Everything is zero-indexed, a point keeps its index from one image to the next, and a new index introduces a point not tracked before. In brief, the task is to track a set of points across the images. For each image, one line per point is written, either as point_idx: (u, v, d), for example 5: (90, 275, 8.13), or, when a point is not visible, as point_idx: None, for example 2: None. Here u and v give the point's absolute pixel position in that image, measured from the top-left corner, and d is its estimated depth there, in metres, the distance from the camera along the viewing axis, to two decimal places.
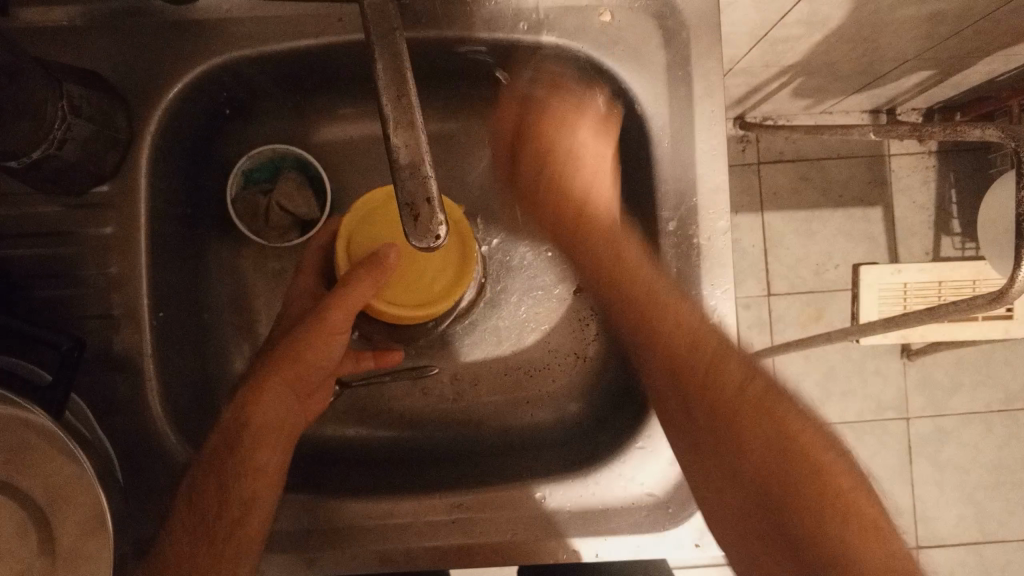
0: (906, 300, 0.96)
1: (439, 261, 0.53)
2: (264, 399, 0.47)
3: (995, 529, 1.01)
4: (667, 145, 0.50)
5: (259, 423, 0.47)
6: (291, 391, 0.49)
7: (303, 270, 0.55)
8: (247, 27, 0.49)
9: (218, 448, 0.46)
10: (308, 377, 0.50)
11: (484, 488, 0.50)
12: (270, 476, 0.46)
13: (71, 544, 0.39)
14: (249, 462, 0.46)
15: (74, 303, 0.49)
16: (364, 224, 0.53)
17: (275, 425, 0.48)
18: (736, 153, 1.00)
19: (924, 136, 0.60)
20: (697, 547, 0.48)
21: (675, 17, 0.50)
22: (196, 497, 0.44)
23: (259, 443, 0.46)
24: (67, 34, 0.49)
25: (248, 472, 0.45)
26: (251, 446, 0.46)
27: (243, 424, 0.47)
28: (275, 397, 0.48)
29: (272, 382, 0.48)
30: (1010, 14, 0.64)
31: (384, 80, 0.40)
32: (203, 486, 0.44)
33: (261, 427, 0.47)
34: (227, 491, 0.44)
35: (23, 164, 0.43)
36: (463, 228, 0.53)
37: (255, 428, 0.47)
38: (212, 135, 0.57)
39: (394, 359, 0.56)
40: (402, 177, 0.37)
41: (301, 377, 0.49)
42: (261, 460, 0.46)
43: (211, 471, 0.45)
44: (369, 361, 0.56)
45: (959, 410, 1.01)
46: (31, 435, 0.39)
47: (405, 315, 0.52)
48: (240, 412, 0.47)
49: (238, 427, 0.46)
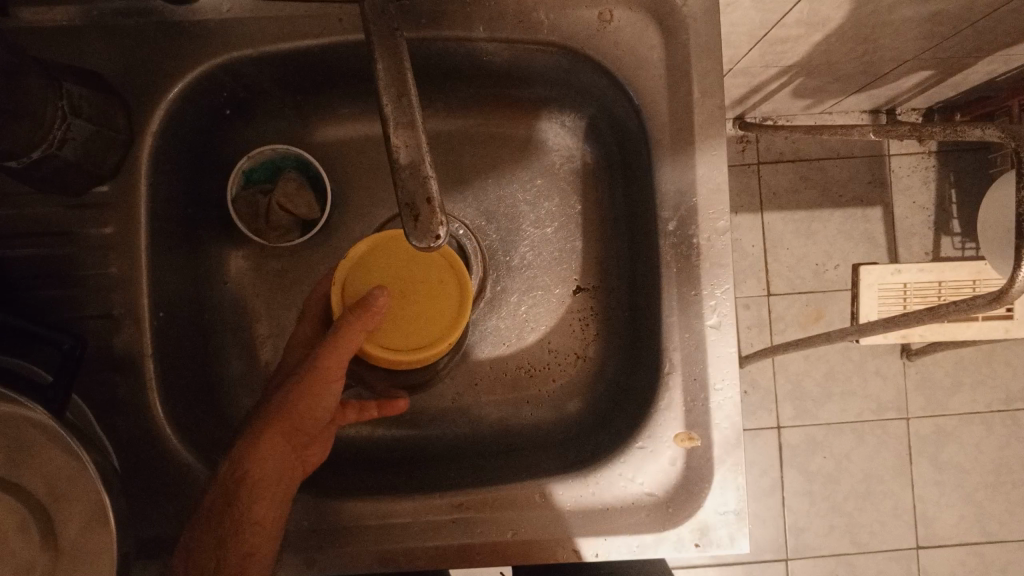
0: (906, 300, 0.96)
1: (436, 302, 0.50)
2: (261, 451, 0.44)
3: (995, 529, 1.01)
4: (667, 145, 0.50)
5: (258, 478, 0.44)
6: (290, 442, 0.46)
7: (303, 319, 0.53)
8: (248, 27, 0.50)
9: (216, 503, 0.43)
10: (308, 429, 0.47)
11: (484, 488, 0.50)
12: (267, 530, 0.44)
13: (74, 541, 0.39)
14: (247, 517, 0.43)
15: (73, 302, 0.49)
16: (355, 270, 0.50)
17: (272, 479, 0.45)
18: (736, 153, 1.00)
19: (924, 136, 0.59)
20: (697, 548, 0.48)
21: (675, 17, 0.50)
22: (194, 555, 0.41)
23: (257, 497, 0.44)
24: (67, 35, 0.49)
25: (247, 526, 0.43)
26: (250, 503, 0.43)
27: (241, 478, 0.44)
28: (271, 449, 0.45)
29: (268, 433, 0.45)
30: (1010, 14, 0.64)
31: (384, 81, 0.40)
32: (200, 540, 0.42)
33: (260, 480, 0.44)
34: (225, 548, 0.42)
35: (23, 164, 0.43)
36: (456, 262, 0.50)
37: (254, 483, 0.44)
38: (212, 135, 0.57)
39: (398, 407, 0.52)
40: (402, 177, 0.37)
41: (297, 427, 0.46)
42: (257, 514, 0.43)
43: (212, 525, 0.42)
44: (372, 412, 0.51)
45: (959, 410, 1.01)
46: (34, 433, 0.39)
47: (401, 358, 0.49)
48: (238, 466, 0.44)
49: (236, 483, 0.43)
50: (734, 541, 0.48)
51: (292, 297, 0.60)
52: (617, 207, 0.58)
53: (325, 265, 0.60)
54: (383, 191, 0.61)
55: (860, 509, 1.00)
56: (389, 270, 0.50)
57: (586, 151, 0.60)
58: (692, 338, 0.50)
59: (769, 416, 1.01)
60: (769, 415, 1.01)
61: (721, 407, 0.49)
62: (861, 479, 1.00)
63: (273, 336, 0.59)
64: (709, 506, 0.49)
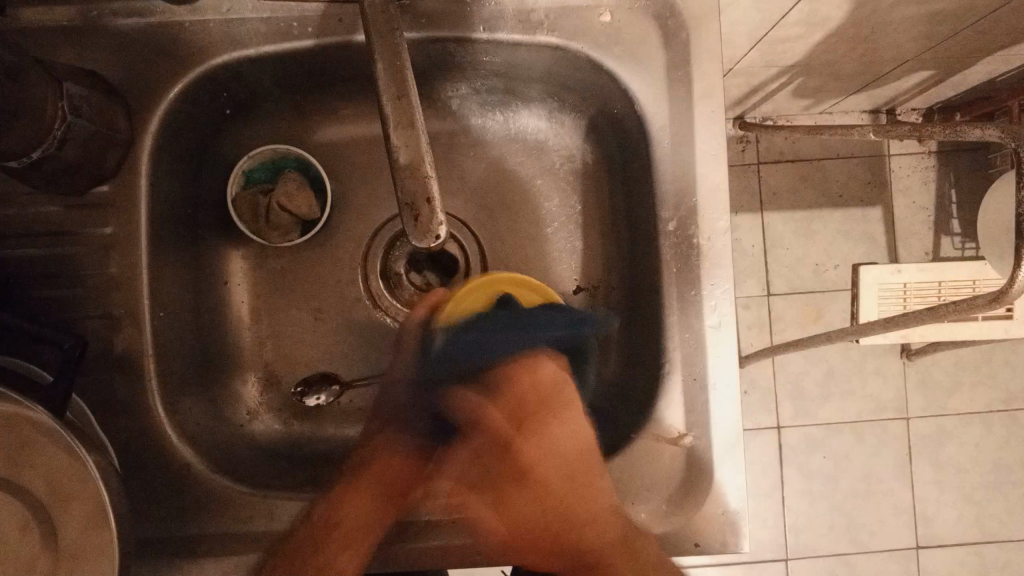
0: (906, 300, 0.96)
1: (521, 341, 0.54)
2: (352, 501, 0.48)
3: (995, 529, 1.01)
4: (667, 145, 0.50)
5: (348, 522, 0.48)
6: (380, 484, 0.50)
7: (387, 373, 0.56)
8: (248, 26, 0.49)
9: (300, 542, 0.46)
10: (396, 480, 0.51)
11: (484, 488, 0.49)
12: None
13: (73, 541, 0.39)
14: (331, 562, 0.46)
15: (74, 302, 0.49)
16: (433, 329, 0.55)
17: (360, 525, 0.48)
18: (736, 153, 1.00)
19: (924, 136, 0.59)
20: (697, 547, 0.48)
21: (675, 18, 0.50)
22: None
23: (346, 538, 0.47)
24: (67, 34, 0.49)
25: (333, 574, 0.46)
26: (335, 545, 0.46)
27: (330, 523, 0.47)
28: (360, 500, 0.48)
29: (359, 486, 0.49)
30: (1010, 14, 0.64)
31: (384, 79, 0.41)
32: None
33: (348, 525, 0.47)
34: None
35: (23, 164, 0.43)
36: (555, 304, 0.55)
37: (340, 526, 0.47)
38: (212, 135, 0.57)
39: None
40: (402, 180, 0.39)
41: (387, 479, 0.50)
42: (342, 561, 0.46)
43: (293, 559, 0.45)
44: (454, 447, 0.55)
45: (959, 410, 1.01)
46: (34, 433, 0.39)
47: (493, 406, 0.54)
48: (329, 512, 0.48)
49: (325, 527, 0.47)
50: (734, 541, 0.48)
51: (291, 297, 0.60)
52: (616, 209, 0.58)
53: (325, 266, 0.60)
54: (384, 191, 0.61)
55: (860, 509, 1.00)
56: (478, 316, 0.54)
57: (586, 151, 0.59)
58: (693, 337, 0.50)
59: (769, 416, 1.01)
60: (769, 415, 1.01)
61: (721, 406, 0.49)
62: (861, 479, 1.00)
63: (274, 335, 0.59)
64: (710, 506, 0.49)
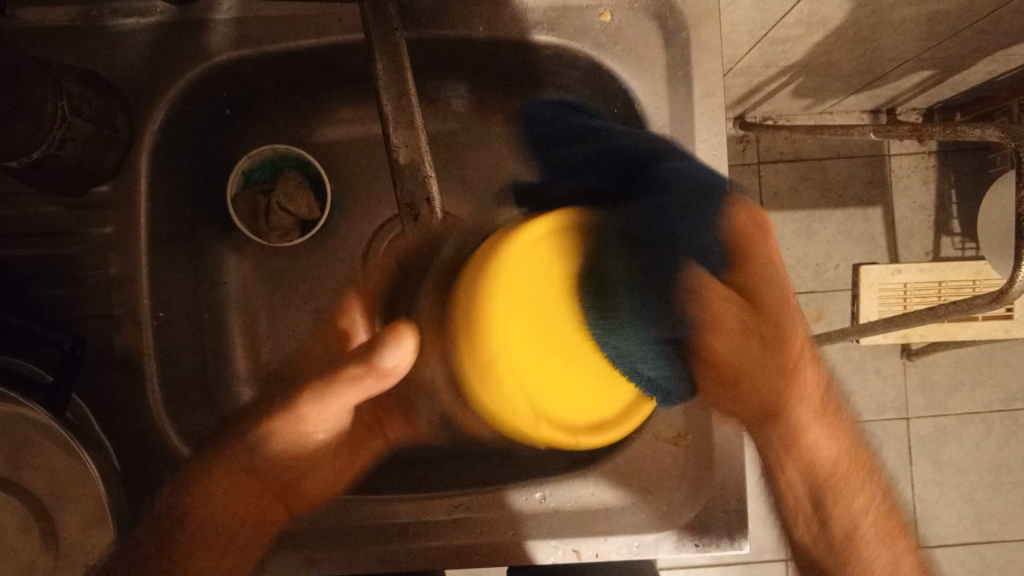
0: (906, 300, 0.96)
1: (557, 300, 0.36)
2: (220, 499, 0.44)
3: (994, 528, 1.01)
4: (667, 144, 0.50)
5: (199, 520, 0.43)
6: (219, 481, 0.44)
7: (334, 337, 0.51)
8: (247, 26, 0.49)
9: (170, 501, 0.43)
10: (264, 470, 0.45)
11: (516, 502, 0.49)
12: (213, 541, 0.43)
13: (75, 540, 0.39)
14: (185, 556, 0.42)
15: (74, 303, 0.49)
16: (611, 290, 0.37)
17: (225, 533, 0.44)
18: (735, 152, 1.00)
19: (924, 136, 0.59)
20: (696, 548, 0.49)
21: (676, 17, 0.50)
22: None
23: (216, 548, 0.43)
24: (67, 36, 0.49)
25: (188, 526, 0.43)
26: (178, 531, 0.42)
27: (181, 511, 0.43)
28: (221, 500, 0.44)
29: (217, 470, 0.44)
30: (1010, 14, 0.64)
31: (385, 81, 0.42)
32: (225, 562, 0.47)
33: (204, 518, 0.43)
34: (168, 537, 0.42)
35: (22, 164, 0.44)
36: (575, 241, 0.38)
37: (183, 510, 0.43)
38: (213, 135, 0.56)
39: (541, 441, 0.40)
40: (402, 180, 0.41)
41: (260, 478, 0.46)
42: (222, 519, 0.44)
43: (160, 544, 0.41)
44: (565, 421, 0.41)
45: (960, 410, 1.01)
46: (33, 433, 0.39)
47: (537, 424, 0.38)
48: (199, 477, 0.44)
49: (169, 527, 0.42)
50: (734, 541, 0.49)
51: (292, 298, 0.60)
52: None
53: (325, 266, 0.60)
54: (382, 188, 0.61)
55: None
56: (528, 377, 0.37)
57: None
58: None
59: None
60: None
61: None
62: None
63: (274, 336, 0.59)
64: (708, 506, 0.49)
